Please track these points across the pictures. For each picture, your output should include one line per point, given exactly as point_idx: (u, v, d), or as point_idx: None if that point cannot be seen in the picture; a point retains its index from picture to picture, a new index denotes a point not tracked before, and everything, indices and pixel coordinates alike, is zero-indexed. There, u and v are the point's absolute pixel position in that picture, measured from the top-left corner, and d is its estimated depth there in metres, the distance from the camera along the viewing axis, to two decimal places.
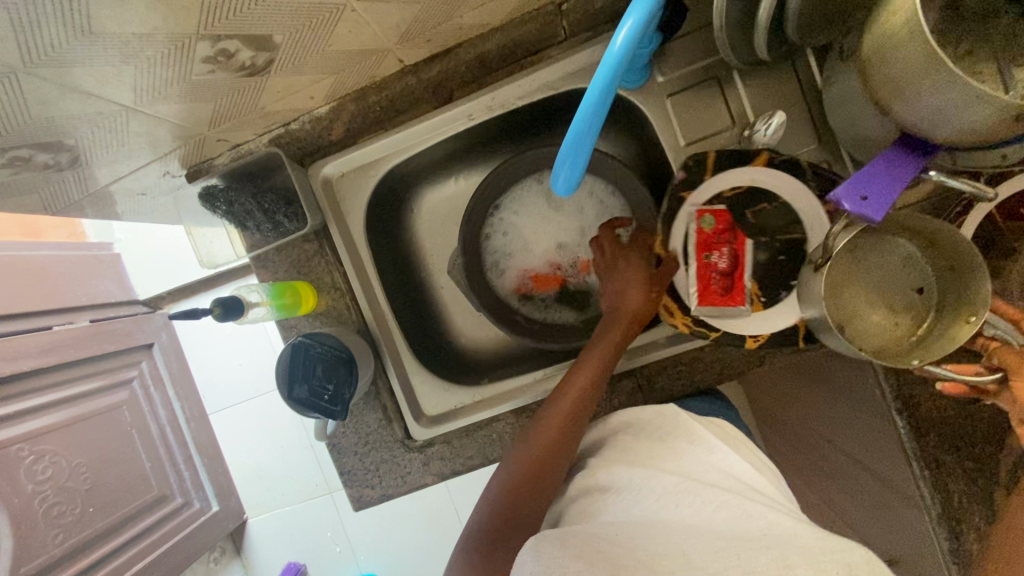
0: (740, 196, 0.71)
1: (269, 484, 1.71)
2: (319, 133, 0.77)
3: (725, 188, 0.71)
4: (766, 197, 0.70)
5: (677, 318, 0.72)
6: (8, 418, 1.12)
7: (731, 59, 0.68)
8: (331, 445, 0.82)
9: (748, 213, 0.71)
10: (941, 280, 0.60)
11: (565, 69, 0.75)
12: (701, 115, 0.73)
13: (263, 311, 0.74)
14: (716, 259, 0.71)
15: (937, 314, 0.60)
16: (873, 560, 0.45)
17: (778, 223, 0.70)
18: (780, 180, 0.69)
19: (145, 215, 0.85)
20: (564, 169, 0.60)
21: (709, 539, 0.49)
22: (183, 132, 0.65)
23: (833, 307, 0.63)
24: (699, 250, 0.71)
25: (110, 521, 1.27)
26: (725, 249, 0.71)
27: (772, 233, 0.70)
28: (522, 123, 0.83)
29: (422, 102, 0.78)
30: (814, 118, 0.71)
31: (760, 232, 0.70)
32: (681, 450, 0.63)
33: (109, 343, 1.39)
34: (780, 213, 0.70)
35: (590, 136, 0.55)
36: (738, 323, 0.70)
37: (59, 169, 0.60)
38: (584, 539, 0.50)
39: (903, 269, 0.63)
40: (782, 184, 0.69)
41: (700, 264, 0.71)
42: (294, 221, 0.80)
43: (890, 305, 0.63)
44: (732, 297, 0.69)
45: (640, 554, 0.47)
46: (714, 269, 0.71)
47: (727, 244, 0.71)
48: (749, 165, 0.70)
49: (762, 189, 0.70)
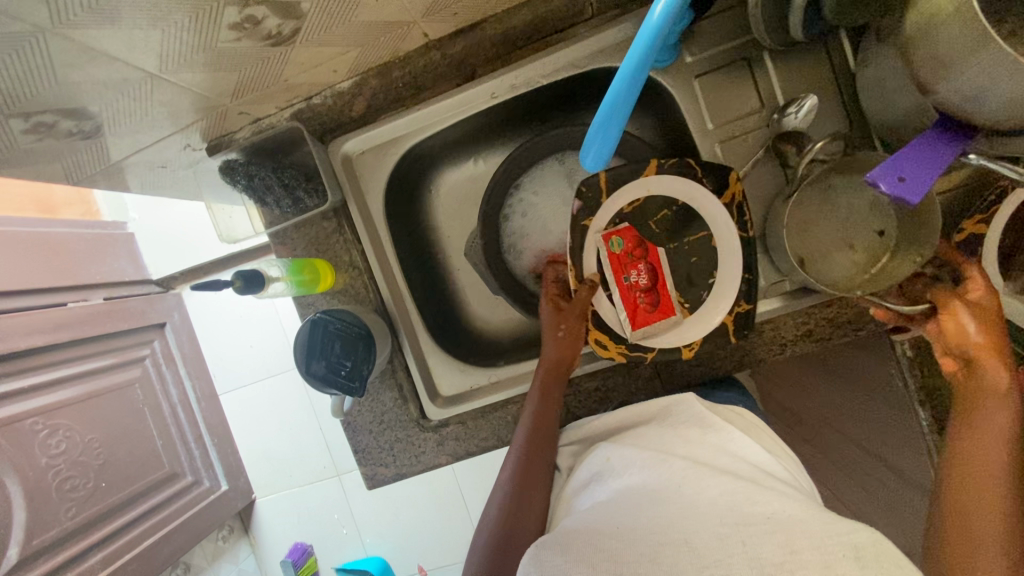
0: (639, 209, 0.75)
1: (278, 465, 1.72)
2: (341, 108, 0.77)
3: (623, 206, 0.75)
4: (667, 203, 0.74)
5: (611, 350, 0.74)
6: (24, 391, 1.14)
7: (764, 39, 0.67)
8: (347, 424, 0.83)
9: (651, 222, 0.75)
10: (903, 221, 0.61)
11: (591, 48, 0.73)
12: (730, 97, 0.72)
13: (282, 286, 0.73)
14: (634, 277, 0.75)
15: (893, 254, 0.62)
16: (879, 539, 0.44)
17: (687, 225, 0.74)
18: (675, 186, 0.73)
19: (166, 189, 0.85)
20: (596, 144, 0.59)
21: (716, 522, 0.49)
22: (205, 104, 0.65)
23: (795, 241, 0.67)
24: (616, 274, 0.75)
25: (123, 496, 1.29)
26: (641, 266, 0.75)
27: (678, 236, 0.74)
28: (544, 103, 0.82)
29: (445, 79, 0.77)
30: (845, 102, 0.69)
31: (669, 239, 0.75)
32: (695, 434, 0.63)
33: (122, 321, 1.41)
34: (681, 217, 0.74)
35: (624, 110, 0.54)
36: (666, 331, 0.74)
37: (83, 137, 0.60)
38: (587, 538, 0.51)
39: (869, 210, 0.64)
40: (678, 188, 0.73)
41: (621, 286, 0.75)
42: (314, 198, 0.81)
43: (851, 244, 0.65)
44: (659, 311, 0.74)
45: (644, 549, 0.47)
46: (636, 287, 0.75)
47: (640, 261, 0.75)
48: (642, 177, 0.74)
49: (661, 197, 0.74)
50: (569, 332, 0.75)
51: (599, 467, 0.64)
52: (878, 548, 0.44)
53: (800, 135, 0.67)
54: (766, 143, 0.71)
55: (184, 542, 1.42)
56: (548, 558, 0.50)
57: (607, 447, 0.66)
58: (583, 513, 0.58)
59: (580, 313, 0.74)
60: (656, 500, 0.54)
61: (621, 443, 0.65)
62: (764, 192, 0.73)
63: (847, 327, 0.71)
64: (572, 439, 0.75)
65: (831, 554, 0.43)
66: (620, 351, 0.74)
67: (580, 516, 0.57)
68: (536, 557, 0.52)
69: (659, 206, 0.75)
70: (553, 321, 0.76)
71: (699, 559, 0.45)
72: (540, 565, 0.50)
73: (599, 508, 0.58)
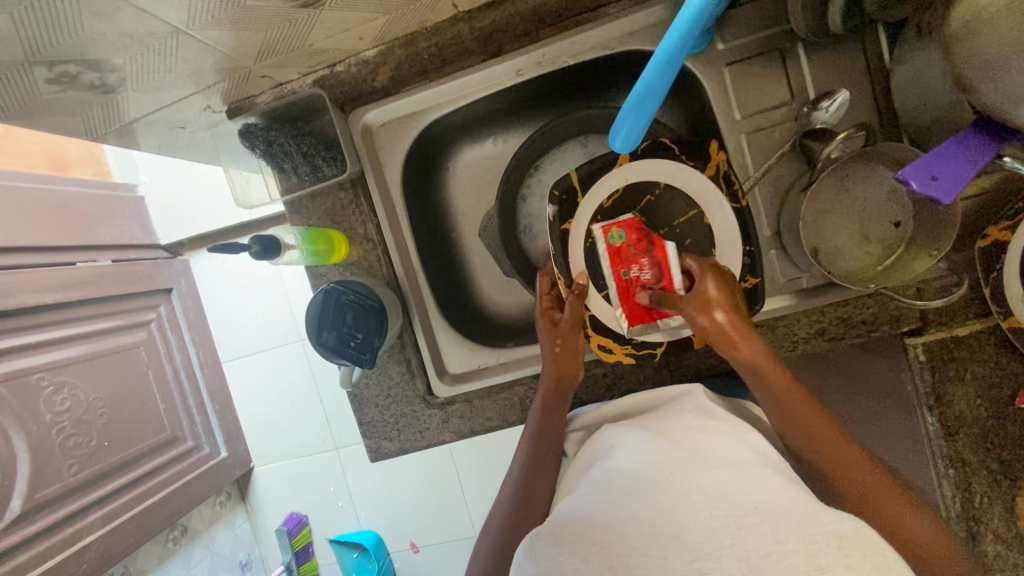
0: (619, 199, 0.74)
1: (277, 434, 1.73)
2: (363, 78, 0.76)
3: (604, 200, 0.74)
4: (648, 189, 0.73)
5: (616, 352, 0.77)
6: (28, 347, 1.15)
7: (799, 29, 0.65)
8: (354, 396, 0.84)
9: (637, 211, 0.74)
10: (920, 215, 0.63)
11: (622, 29, 0.72)
12: (759, 88, 0.71)
13: (297, 254, 0.73)
14: (637, 272, 0.71)
15: (907, 246, 0.65)
16: (863, 530, 0.46)
17: (673, 209, 0.73)
18: (651, 168, 0.72)
19: (185, 151, 0.85)
20: (626, 125, 0.57)
21: (704, 506, 0.48)
22: (228, 65, 0.64)
23: (811, 234, 0.67)
24: (617, 268, 0.72)
25: (125, 456, 1.30)
26: (643, 259, 0.71)
27: (664, 219, 0.73)
28: (570, 84, 0.81)
29: (470, 53, 0.76)
30: (877, 99, 0.68)
31: (654, 224, 0.73)
32: (697, 422, 0.62)
33: (130, 284, 1.42)
34: (667, 200, 0.73)
35: (658, 90, 0.53)
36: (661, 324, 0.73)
37: (106, 90, 0.59)
38: (585, 523, 0.51)
39: (886, 202, 0.65)
40: (660, 171, 0.72)
41: (620, 282, 0.72)
42: (333, 167, 0.79)
43: (866, 235, 0.66)
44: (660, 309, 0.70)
45: (634, 542, 0.47)
46: (638, 282, 0.71)
47: (643, 255, 0.71)
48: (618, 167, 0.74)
49: (639, 183, 0.73)
50: (567, 346, 0.74)
51: (603, 452, 0.64)
52: (860, 536, 0.46)
53: (829, 131, 0.66)
54: (793, 137, 0.70)
55: (182, 505, 1.44)
56: (542, 548, 0.50)
57: (613, 432, 0.65)
58: (583, 495, 0.58)
59: (577, 322, 0.74)
60: (651, 483, 0.53)
61: (625, 429, 0.64)
62: (783, 189, 0.72)
63: (860, 328, 0.72)
64: (579, 425, 0.75)
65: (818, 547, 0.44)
66: (626, 351, 0.77)
67: (579, 501, 0.57)
68: (531, 548, 0.51)
69: (644, 191, 0.74)
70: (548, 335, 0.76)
71: (689, 554, 0.44)
72: (534, 556, 0.50)
73: (595, 490, 0.57)
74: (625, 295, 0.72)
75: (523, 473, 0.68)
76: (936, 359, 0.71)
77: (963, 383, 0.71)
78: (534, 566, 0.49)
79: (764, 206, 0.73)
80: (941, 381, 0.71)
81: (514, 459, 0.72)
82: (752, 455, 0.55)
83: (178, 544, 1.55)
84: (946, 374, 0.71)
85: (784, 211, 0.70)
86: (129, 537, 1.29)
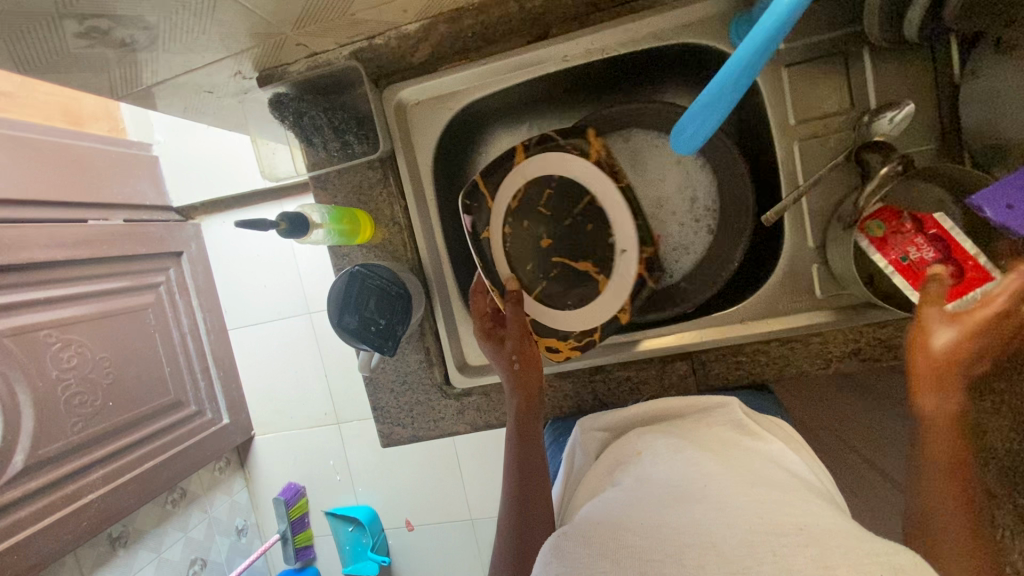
0: (525, 196, 0.74)
1: (279, 405, 1.67)
2: (402, 52, 0.72)
3: (509, 202, 0.74)
4: (546, 183, 0.73)
5: (564, 350, 0.74)
6: (37, 303, 1.15)
7: (870, 32, 0.61)
8: (369, 380, 0.83)
9: (542, 209, 0.75)
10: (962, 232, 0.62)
11: (679, 21, 0.68)
12: (817, 93, 0.67)
13: (322, 234, 0.71)
14: (915, 254, 0.59)
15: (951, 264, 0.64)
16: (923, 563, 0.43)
17: (573, 197, 0.73)
18: (545, 161, 0.73)
19: (210, 116, 0.81)
20: (693, 126, 0.55)
21: (742, 518, 0.47)
22: (263, 29, 0.61)
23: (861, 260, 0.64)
24: (887, 257, 0.61)
25: (129, 417, 1.31)
26: (920, 239, 0.59)
27: (565, 211, 0.74)
28: (616, 72, 0.77)
29: (516, 34, 0.72)
30: (942, 114, 0.65)
31: (558, 216, 0.74)
32: (727, 438, 0.61)
33: (141, 245, 1.40)
34: (565, 192, 0.73)
35: (734, 95, 0.50)
36: (587, 309, 0.73)
37: (135, 48, 0.57)
38: (609, 527, 0.50)
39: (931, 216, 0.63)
40: (551, 165, 0.72)
41: (898, 267, 0.61)
42: (364, 145, 0.77)
43: None
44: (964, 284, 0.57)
45: (667, 547, 0.46)
46: (923, 263, 0.59)
47: (920, 232, 0.60)
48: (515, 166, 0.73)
49: (538, 177, 0.73)
50: (525, 359, 0.71)
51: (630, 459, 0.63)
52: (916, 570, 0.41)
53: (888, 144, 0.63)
54: (848, 148, 0.67)
55: (183, 468, 1.45)
56: (569, 549, 0.50)
57: (641, 440, 0.64)
58: (607, 501, 0.56)
59: (524, 333, 0.71)
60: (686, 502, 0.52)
61: (653, 438, 0.64)
62: (833, 202, 0.69)
63: (898, 351, 0.69)
64: (602, 426, 0.73)
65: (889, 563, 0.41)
66: (572, 345, 0.73)
67: (602, 505, 0.55)
68: (557, 547, 0.51)
69: (541, 187, 0.74)
70: (501, 355, 0.72)
71: (728, 563, 0.43)
72: (560, 556, 0.49)
73: (621, 496, 0.56)
74: (915, 282, 0.60)
75: (521, 477, 0.66)
76: None
77: None
78: (560, 565, 0.49)
79: (809, 219, 0.70)
80: None
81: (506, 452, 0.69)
82: (779, 474, 0.55)
83: (177, 506, 1.55)
84: None
85: (828, 233, 0.68)
86: (129, 498, 1.29)
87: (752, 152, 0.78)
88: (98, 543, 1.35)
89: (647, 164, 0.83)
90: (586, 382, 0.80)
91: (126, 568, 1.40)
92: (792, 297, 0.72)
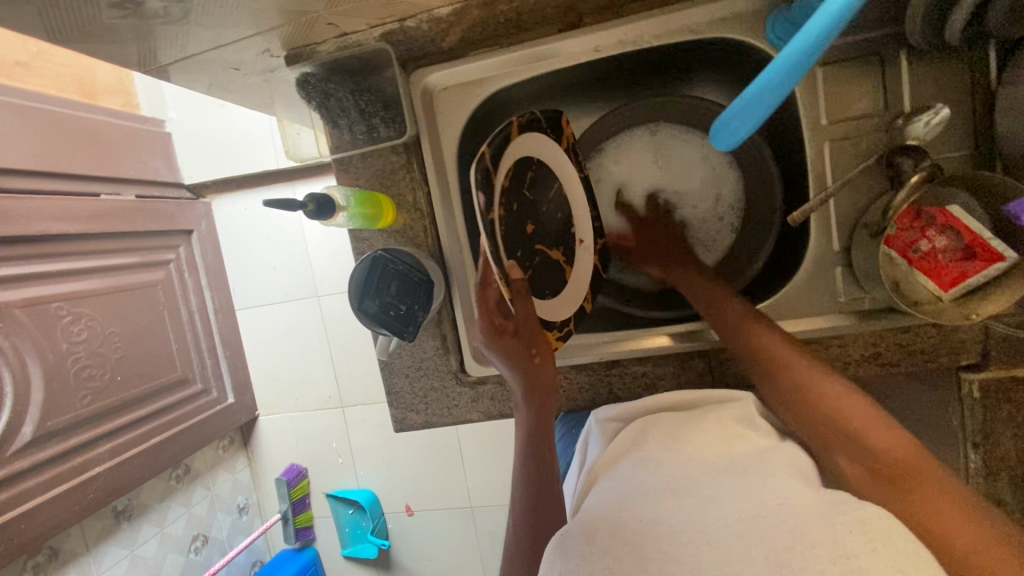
0: (513, 176, 0.61)
1: (284, 387, 1.67)
2: (433, 37, 0.71)
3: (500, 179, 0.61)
4: (527, 165, 0.64)
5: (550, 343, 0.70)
6: (50, 276, 1.15)
7: (912, 33, 0.61)
8: (385, 364, 0.83)
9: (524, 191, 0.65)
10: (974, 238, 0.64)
11: (715, 14, 0.67)
12: (852, 94, 0.67)
13: (344, 217, 0.71)
14: (929, 245, 0.63)
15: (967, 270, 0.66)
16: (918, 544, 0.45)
17: (546, 182, 0.67)
18: (528, 140, 0.63)
19: (234, 93, 0.80)
20: (736, 122, 0.54)
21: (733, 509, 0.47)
22: (295, 8, 0.60)
23: (886, 266, 0.65)
24: (903, 251, 0.64)
25: (137, 392, 1.31)
26: (932, 230, 0.63)
27: (540, 197, 0.67)
28: (646, 64, 0.77)
29: (548, 22, 0.71)
30: (976, 121, 0.64)
31: (536, 201, 0.66)
32: (731, 432, 0.62)
33: (152, 221, 1.40)
34: (542, 176, 0.66)
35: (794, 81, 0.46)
36: (561, 300, 0.71)
37: (166, 21, 0.56)
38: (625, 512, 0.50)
39: None
40: (534, 146, 0.66)
41: (915, 263, 0.64)
42: (390, 128, 0.77)
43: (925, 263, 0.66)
44: (977, 265, 0.61)
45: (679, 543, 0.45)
46: (938, 252, 0.63)
47: (932, 224, 0.63)
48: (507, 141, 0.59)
49: (521, 158, 0.62)
50: (542, 347, 0.68)
51: (630, 446, 0.65)
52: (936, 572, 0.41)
53: (921, 148, 0.62)
54: (880, 150, 0.66)
55: (187, 445, 1.45)
56: (572, 547, 0.48)
57: (653, 430, 0.65)
58: (617, 483, 0.57)
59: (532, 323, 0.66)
60: None
61: (665, 428, 0.65)
62: (860, 204, 0.69)
63: (916, 357, 0.70)
64: (615, 416, 0.73)
65: (916, 557, 0.41)
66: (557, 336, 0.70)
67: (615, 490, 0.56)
68: (560, 546, 0.49)
69: (522, 169, 0.63)
70: (518, 352, 0.69)
71: (722, 558, 0.43)
72: (563, 554, 0.47)
73: (621, 486, 0.56)
74: (931, 272, 0.63)
75: (533, 468, 0.66)
76: (991, 398, 0.69)
77: (1013, 425, 0.69)
78: (564, 564, 0.46)
79: (835, 221, 0.70)
80: (990, 420, 0.69)
81: (518, 445, 0.70)
82: (784, 464, 0.55)
83: (181, 482, 1.55)
84: (997, 414, 0.69)
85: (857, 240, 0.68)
86: (135, 473, 1.30)
87: (779, 151, 0.77)
88: (103, 515, 1.35)
89: (672, 161, 0.83)
90: (602, 376, 0.80)
91: (130, 542, 1.40)
92: (814, 298, 0.72)
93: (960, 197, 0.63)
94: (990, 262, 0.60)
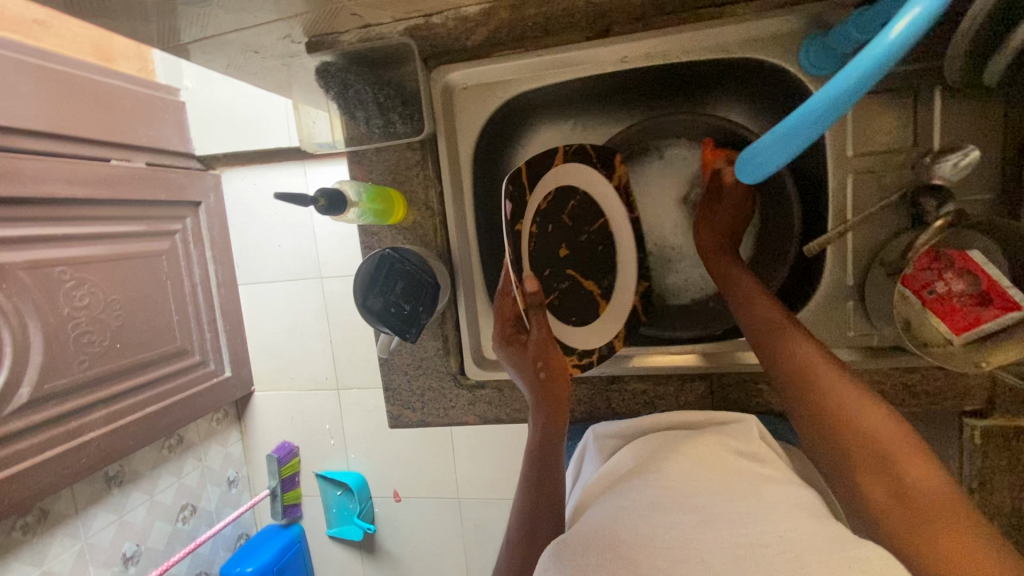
0: (554, 200, 0.69)
1: (281, 365, 1.66)
2: (459, 34, 0.70)
3: (540, 202, 0.68)
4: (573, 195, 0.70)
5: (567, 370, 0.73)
6: (55, 239, 1.15)
7: (949, 70, 0.59)
8: (385, 360, 0.83)
9: (566, 217, 0.70)
10: None
11: (746, 34, 0.67)
12: (882, 128, 0.65)
13: (355, 212, 0.70)
14: (943, 287, 0.62)
15: None
16: None
17: (590, 213, 0.72)
18: (579, 172, 0.70)
19: (253, 75, 0.79)
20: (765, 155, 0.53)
21: (728, 531, 0.47)
22: None
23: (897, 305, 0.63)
24: (917, 291, 0.63)
25: (135, 360, 1.31)
26: (948, 272, 0.62)
27: (586, 226, 0.72)
28: (672, 79, 0.75)
29: (576, 29, 0.71)
30: (1005, 166, 0.63)
31: (579, 229, 0.71)
32: (727, 459, 0.61)
33: (160, 190, 1.39)
34: (586, 207, 0.71)
35: (823, 121, 0.45)
36: (589, 330, 0.74)
37: (188, 3, 0.54)
38: (613, 531, 0.50)
39: None
40: (579, 178, 0.71)
41: (929, 303, 0.62)
42: (407, 124, 0.76)
43: None
44: (989, 311, 0.59)
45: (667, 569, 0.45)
46: (951, 296, 0.62)
47: (949, 266, 0.62)
48: (554, 166, 0.68)
49: (569, 187, 0.70)
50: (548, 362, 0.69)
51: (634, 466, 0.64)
52: None
53: (947, 189, 0.61)
54: (904, 187, 0.65)
55: (181, 417, 1.45)
56: (570, 555, 0.48)
57: (647, 450, 0.66)
58: (607, 506, 0.56)
59: (549, 341, 0.69)
60: None
61: (659, 450, 0.65)
62: (878, 241, 0.68)
63: (922, 399, 0.69)
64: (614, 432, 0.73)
65: None
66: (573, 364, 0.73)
67: (605, 510, 0.55)
68: (557, 555, 0.49)
69: (567, 196, 0.70)
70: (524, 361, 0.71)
71: None
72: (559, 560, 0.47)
73: (616, 503, 0.56)
74: (943, 314, 0.62)
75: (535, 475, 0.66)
76: (994, 446, 0.68)
77: (1011, 474, 0.69)
78: (559, 569, 0.46)
79: (851, 254, 0.69)
80: (989, 466, 0.69)
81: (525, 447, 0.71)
82: (774, 491, 0.55)
83: (173, 452, 1.55)
84: (998, 461, 0.69)
85: (871, 283, 0.67)
86: (128, 440, 1.30)
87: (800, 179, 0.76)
88: (94, 480, 1.35)
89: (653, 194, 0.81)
90: (601, 391, 0.81)
91: (119, 507, 1.40)
92: (822, 332, 0.72)
93: (976, 240, 0.62)
94: (1004, 310, 0.58)
